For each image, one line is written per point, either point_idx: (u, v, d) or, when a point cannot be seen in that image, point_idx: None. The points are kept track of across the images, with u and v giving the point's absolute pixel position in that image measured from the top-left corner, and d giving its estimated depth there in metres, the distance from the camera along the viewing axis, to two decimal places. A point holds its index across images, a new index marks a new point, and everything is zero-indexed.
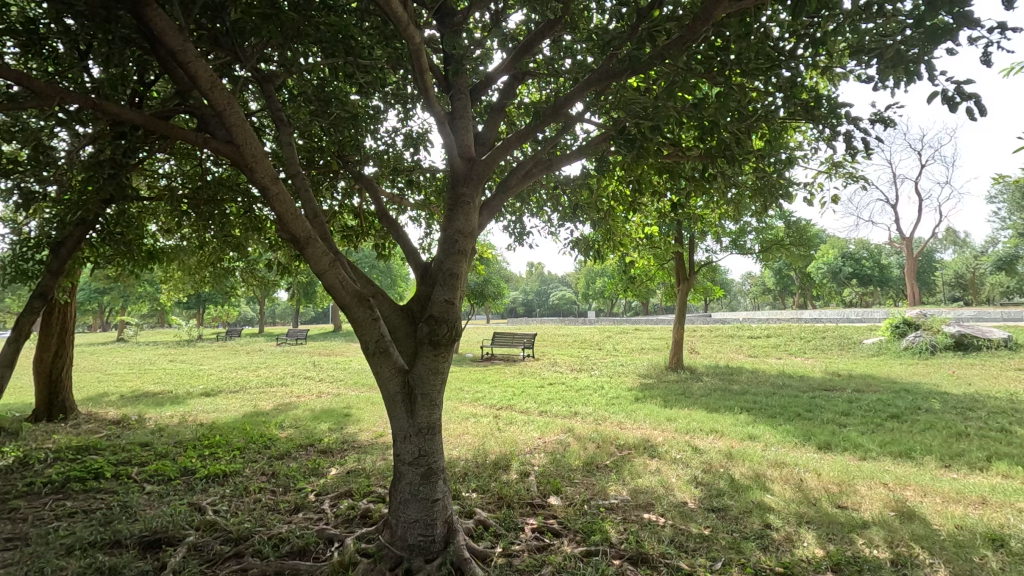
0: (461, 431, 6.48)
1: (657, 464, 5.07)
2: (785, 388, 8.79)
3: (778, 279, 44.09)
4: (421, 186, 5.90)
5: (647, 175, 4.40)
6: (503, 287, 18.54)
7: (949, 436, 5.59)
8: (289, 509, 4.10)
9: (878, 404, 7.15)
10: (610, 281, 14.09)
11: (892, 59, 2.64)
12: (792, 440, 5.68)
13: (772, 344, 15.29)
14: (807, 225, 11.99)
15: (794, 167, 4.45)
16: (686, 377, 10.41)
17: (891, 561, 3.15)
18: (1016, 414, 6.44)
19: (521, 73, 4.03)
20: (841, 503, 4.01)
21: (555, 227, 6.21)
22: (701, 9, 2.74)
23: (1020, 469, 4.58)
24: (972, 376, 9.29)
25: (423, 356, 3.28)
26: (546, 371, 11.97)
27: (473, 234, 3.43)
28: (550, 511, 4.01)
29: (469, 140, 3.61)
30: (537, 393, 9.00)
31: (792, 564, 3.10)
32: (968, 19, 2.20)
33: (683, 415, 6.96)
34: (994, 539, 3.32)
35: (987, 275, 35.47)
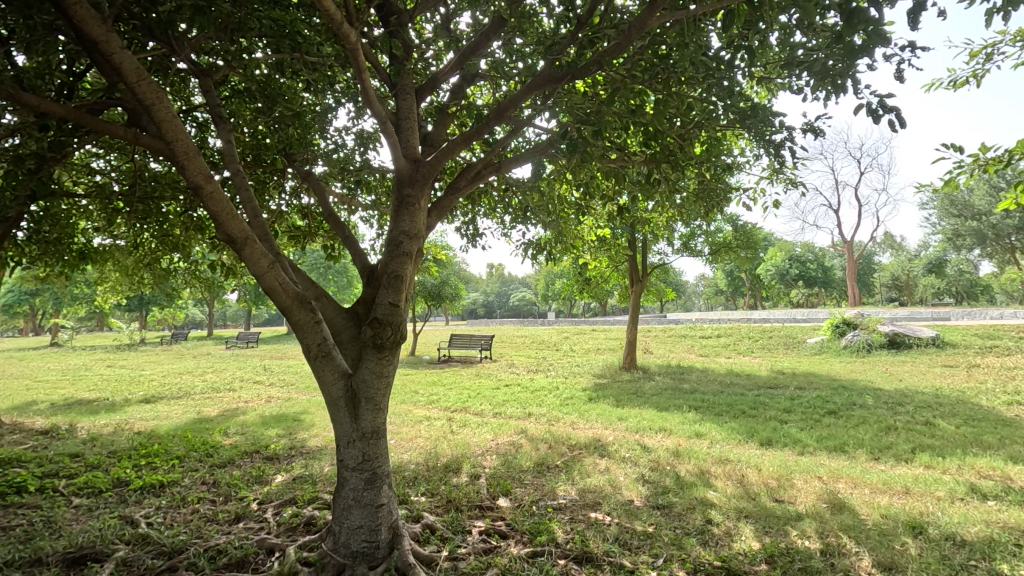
0: (413, 435, 6.41)
1: (607, 463, 5.13)
2: (733, 386, 9.05)
3: (730, 279, 45.56)
4: (371, 186, 5.83)
5: (596, 179, 4.47)
6: (460, 288, 18.39)
7: (880, 430, 5.90)
8: (229, 519, 3.96)
9: (817, 401, 7.48)
10: (566, 282, 14.22)
11: (821, 72, 2.80)
12: (736, 437, 5.85)
13: (721, 344, 15.81)
14: (754, 229, 12.44)
15: (738, 173, 4.61)
16: (639, 377, 10.63)
17: (821, 551, 3.29)
18: (939, 408, 6.85)
19: (471, 75, 4.01)
20: (779, 496, 4.17)
21: (508, 229, 6.22)
22: (636, 18, 2.81)
23: (941, 460, 4.87)
24: (903, 372, 9.84)
25: (368, 358, 3.24)
26: (502, 373, 12.01)
27: (419, 234, 3.39)
28: (499, 513, 4.01)
29: (416, 141, 3.58)
30: (493, 395, 9.02)
31: (729, 559, 3.20)
32: (882, 38, 2.36)
33: (634, 415, 7.08)
34: (914, 526, 3.52)
35: (919, 276, 37.73)
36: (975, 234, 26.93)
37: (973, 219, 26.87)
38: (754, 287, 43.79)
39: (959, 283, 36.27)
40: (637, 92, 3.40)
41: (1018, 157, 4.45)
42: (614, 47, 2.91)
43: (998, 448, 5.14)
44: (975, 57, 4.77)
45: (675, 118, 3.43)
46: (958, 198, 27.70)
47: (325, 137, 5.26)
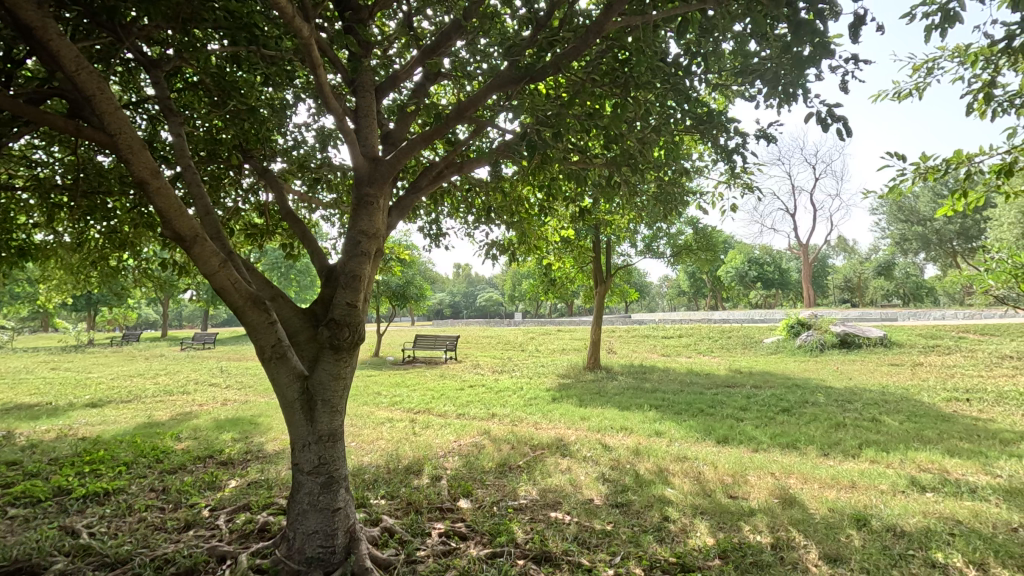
0: (375, 437, 6.32)
1: (568, 463, 5.18)
2: (692, 385, 9.24)
3: (691, 280, 46.60)
4: (331, 184, 5.71)
5: (558, 181, 4.51)
6: (425, 288, 18.24)
7: (830, 426, 6.13)
8: (178, 527, 3.82)
9: (771, 399, 7.72)
10: (532, 283, 14.27)
11: (773, 80, 2.90)
12: (694, 435, 5.99)
13: (682, 344, 16.13)
14: (714, 232, 12.76)
15: (695, 176, 4.73)
16: (602, 376, 10.76)
17: (771, 545, 3.40)
18: (885, 405, 7.17)
19: (434, 74, 3.98)
20: (733, 493, 4.29)
21: (471, 229, 6.19)
22: (593, 21, 2.85)
23: (885, 454, 5.10)
24: (853, 371, 10.27)
25: (325, 360, 3.18)
26: (467, 373, 11.98)
27: (379, 233, 3.35)
28: (459, 514, 4.00)
29: (375, 139, 3.53)
30: (457, 396, 8.97)
31: (684, 555, 3.26)
32: (827, 50, 2.46)
33: (597, 414, 7.15)
34: (859, 519, 3.66)
35: (869, 278, 39.40)
36: (921, 239, 28.43)
37: (919, 225, 28.30)
38: (715, 288, 44.86)
39: (906, 285, 38.05)
40: (597, 95, 3.45)
41: (955, 166, 4.72)
42: (572, 51, 2.94)
43: (937, 443, 5.42)
44: (918, 71, 4.99)
45: (634, 122, 3.49)
46: (905, 204, 29.03)
47: (285, 133, 5.12)
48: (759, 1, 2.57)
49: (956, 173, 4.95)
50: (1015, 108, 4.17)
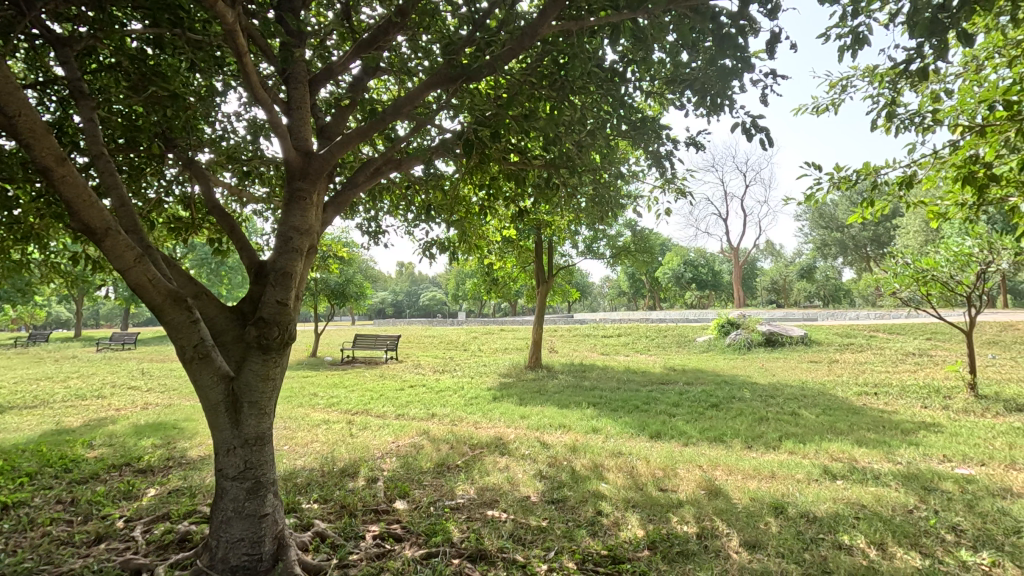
0: (309, 439, 6.13)
1: (506, 461, 5.23)
2: (629, 383, 9.53)
3: (631, 280, 47.98)
4: (264, 178, 5.47)
5: (498, 180, 4.53)
6: (365, 287, 17.84)
7: (753, 421, 6.48)
8: (88, 541, 3.55)
9: (701, 395, 8.08)
10: (474, 282, 14.23)
11: (703, 91, 3.05)
12: (629, 431, 6.17)
13: (621, 343, 16.57)
14: (651, 234, 13.19)
15: (632, 180, 4.88)
16: (543, 375, 10.92)
17: (697, 534, 3.56)
18: (804, 399, 7.67)
19: (372, 68, 3.89)
20: (664, 486, 4.45)
21: (410, 227, 6.11)
22: (528, 24, 2.89)
23: (802, 446, 5.45)
24: (776, 368, 10.90)
25: (252, 361, 3.05)
26: (408, 373, 11.83)
27: (312, 230, 3.26)
28: (395, 516, 3.94)
29: (308, 133, 3.43)
30: (396, 396, 8.84)
31: (615, 547, 3.36)
32: (747, 64, 2.62)
33: (536, 413, 7.23)
34: (776, 507, 3.89)
35: (793, 280, 41.98)
36: (839, 245, 30.66)
37: (837, 231, 30.44)
38: (653, 288, 46.41)
39: (825, 287, 40.76)
40: (534, 99, 3.50)
41: (864, 177, 5.11)
42: (507, 52, 2.96)
43: (847, 434, 5.85)
44: (833, 88, 5.36)
45: (570, 125, 3.56)
46: (825, 211, 31.09)
47: (212, 122, 4.86)
48: (688, 15, 2.69)
49: (864, 184, 5.37)
50: (914, 125, 4.58)
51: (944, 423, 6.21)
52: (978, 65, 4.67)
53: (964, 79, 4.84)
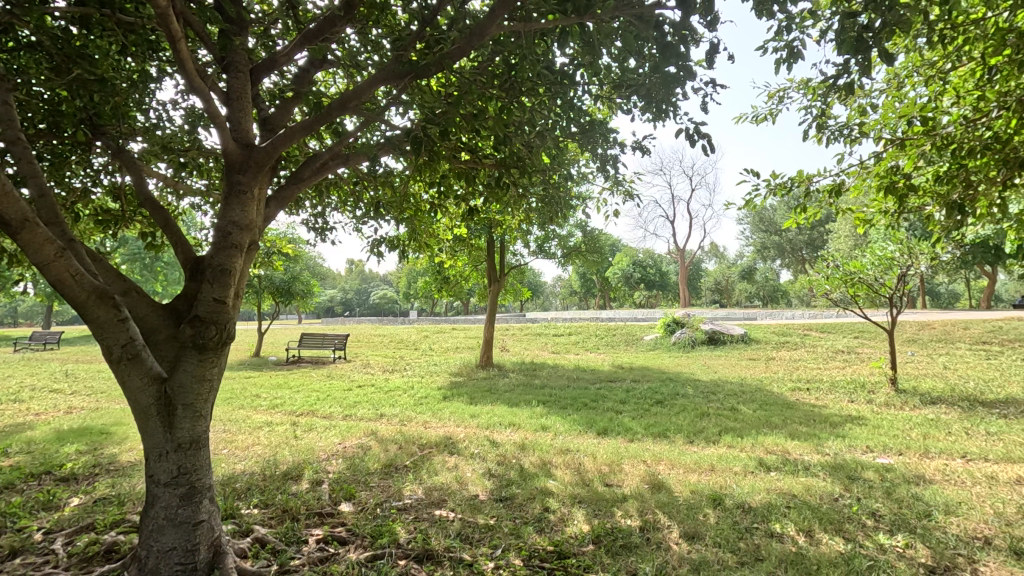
0: (250, 442, 5.90)
1: (456, 460, 5.21)
2: (579, 381, 9.69)
3: (582, 279, 48.75)
4: (202, 170, 5.23)
5: (449, 178, 4.51)
6: (313, 284, 17.34)
7: (695, 416, 6.73)
8: (1, 556, 3.30)
9: (647, 392, 8.31)
10: (426, 281, 14.09)
11: (650, 98, 3.15)
12: (577, 428, 6.27)
13: (571, 342, 16.81)
14: (601, 235, 13.44)
15: (582, 181, 4.98)
16: (494, 374, 10.94)
17: (640, 527, 3.66)
18: (743, 395, 8.01)
19: (318, 60, 3.79)
20: (609, 481, 4.56)
21: (359, 224, 6.00)
22: (476, 24, 2.89)
23: (739, 439, 5.70)
24: (718, 365, 11.34)
25: (187, 361, 2.91)
26: (357, 373, 11.59)
27: (253, 225, 3.15)
28: (339, 518, 3.86)
29: (248, 126, 3.30)
30: (344, 396, 8.66)
31: (561, 543, 3.41)
32: (689, 73, 2.72)
33: (486, 411, 7.24)
34: (714, 499, 4.06)
35: (735, 281, 43.81)
36: (778, 248, 32.23)
37: (776, 234, 31.96)
38: (603, 288, 47.33)
39: (764, 288, 42.74)
40: (485, 98, 3.51)
41: (798, 184, 5.39)
42: (454, 51, 2.95)
43: (781, 427, 6.16)
44: (771, 98, 5.62)
45: (519, 126, 3.60)
46: (765, 215, 32.57)
47: (145, 109, 4.59)
48: (633, 23, 2.76)
49: (798, 191, 5.67)
50: (843, 137, 4.87)
51: (868, 416, 6.64)
52: (899, 82, 5.00)
53: (887, 95, 5.18)
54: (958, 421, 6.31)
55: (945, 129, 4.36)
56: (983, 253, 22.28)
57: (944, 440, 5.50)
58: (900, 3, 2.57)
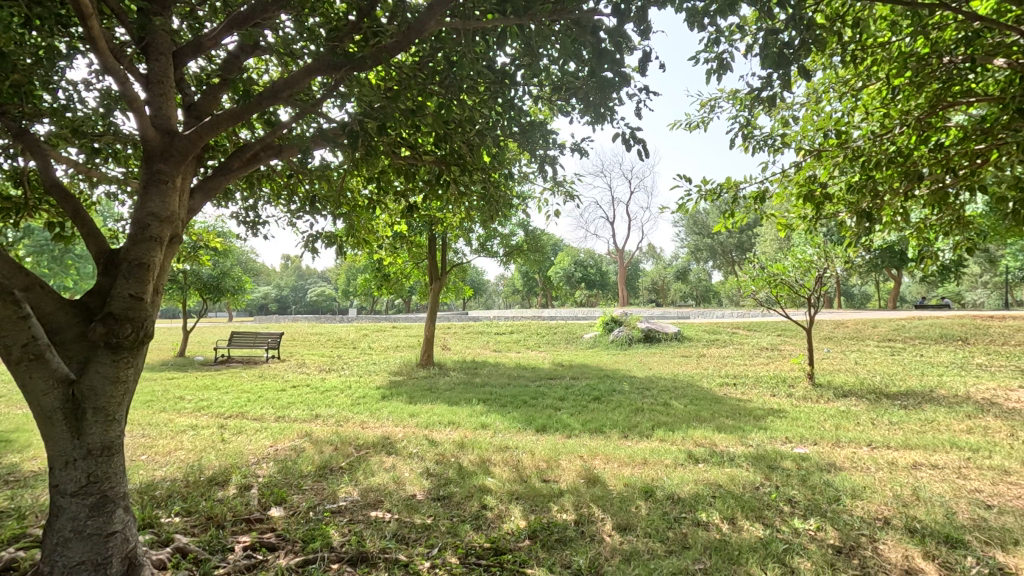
0: (172, 447, 5.56)
1: (393, 460, 5.13)
2: (519, 379, 9.79)
3: (524, 278, 49.19)
4: (119, 157, 4.89)
5: (388, 174, 4.43)
6: (244, 280, 16.57)
7: (630, 411, 6.95)
8: None
9: (586, 389, 8.49)
10: (365, 278, 13.77)
11: (589, 102, 3.22)
12: (516, 425, 6.33)
13: (513, 340, 16.92)
14: (542, 235, 13.61)
15: (524, 181, 5.02)
16: (435, 373, 10.86)
17: (575, 521, 3.74)
18: (675, 390, 8.35)
19: (249, 47, 3.63)
20: (546, 476, 4.64)
21: (293, 218, 5.78)
22: (415, 19, 2.85)
23: (671, 433, 5.94)
24: (654, 362, 11.76)
25: (99, 362, 2.71)
26: (291, 373, 11.18)
27: (175, 217, 2.98)
28: (269, 524, 3.71)
29: (171, 112, 3.11)
30: (276, 397, 8.33)
31: (498, 539, 3.44)
32: (624, 79, 2.81)
33: (426, 410, 7.18)
34: (646, 491, 4.21)
35: (670, 281, 45.54)
36: (710, 250, 33.80)
37: (708, 237, 33.48)
38: (545, 287, 47.94)
39: (697, 288, 44.69)
40: (424, 94, 3.47)
41: (727, 189, 5.67)
42: (391, 46, 2.90)
43: (710, 421, 6.46)
44: (704, 106, 5.87)
45: (460, 124, 3.59)
46: (699, 219, 34.04)
47: (53, 89, 4.23)
48: (572, 28, 2.82)
49: (727, 197, 5.96)
50: (768, 146, 5.15)
51: (787, 409, 7.08)
52: (817, 97, 5.33)
53: (806, 108, 5.53)
54: (865, 412, 6.85)
55: (856, 143, 4.71)
56: (889, 258, 24.26)
57: (853, 430, 5.95)
58: (815, 24, 2.75)
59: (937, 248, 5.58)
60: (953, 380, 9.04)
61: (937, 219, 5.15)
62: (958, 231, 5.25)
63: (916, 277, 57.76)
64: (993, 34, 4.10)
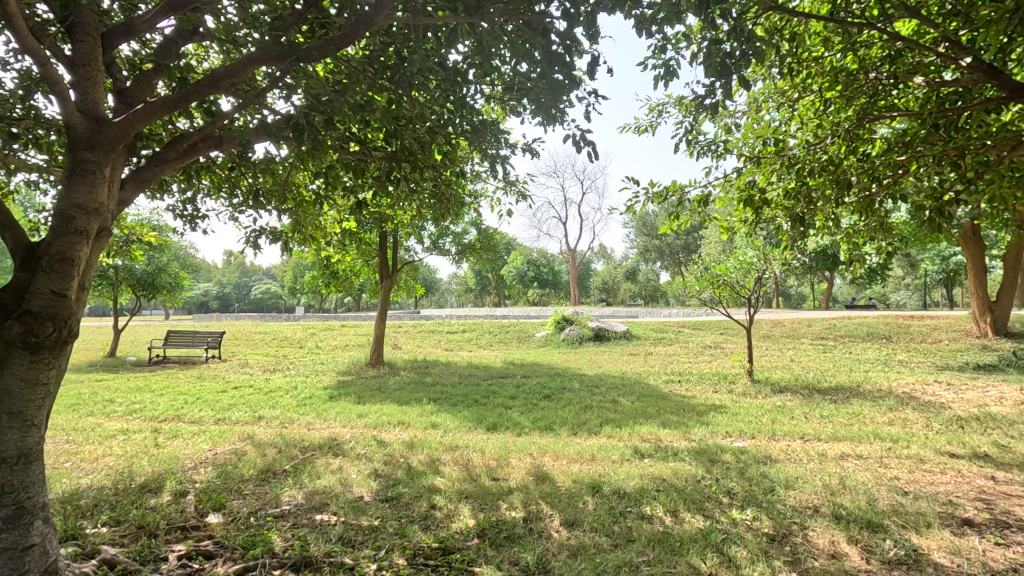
0: (99, 453, 5.24)
1: (340, 462, 5.02)
2: (470, 377, 9.77)
3: (477, 277, 49.12)
4: (40, 142, 4.55)
5: (336, 169, 4.32)
6: (182, 276, 15.78)
7: (580, 409, 7.07)
8: None
9: (537, 387, 8.57)
10: (312, 275, 13.38)
11: (540, 103, 3.25)
12: (467, 424, 6.32)
13: (465, 339, 16.86)
14: (495, 233, 13.62)
15: (477, 179, 5.01)
16: (385, 372, 10.69)
17: (524, 518, 3.77)
18: (624, 388, 8.55)
19: (187, 32, 3.45)
20: (496, 475, 4.66)
21: (235, 212, 5.55)
22: (364, 12, 2.80)
23: (618, 430, 6.08)
24: (603, 360, 12.00)
25: (14, 364, 2.52)
26: (233, 373, 10.75)
27: (104, 209, 2.80)
28: (206, 531, 3.56)
29: (99, 97, 2.92)
30: (216, 399, 7.99)
31: (446, 539, 3.42)
32: (574, 82, 2.84)
33: (375, 411, 7.06)
34: (593, 487, 4.29)
35: (620, 280, 46.57)
36: (657, 251, 34.80)
37: (656, 238, 34.42)
38: (498, 286, 48.01)
39: (646, 287, 45.90)
40: (374, 89, 3.41)
41: (673, 192, 5.84)
42: (338, 38, 2.84)
43: (655, 417, 6.66)
44: (652, 111, 6.02)
45: (411, 120, 3.54)
46: (648, 220, 34.93)
47: None
48: (523, 29, 2.84)
49: (674, 200, 6.14)
50: (711, 152, 5.35)
51: (728, 405, 7.39)
52: (758, 106, 5.57)
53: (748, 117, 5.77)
54: (799, 406, 7.23)
55: (792, 151, 4.95)
56: (822, 260, 25.66)
57: (787, 424, 6.27)
58: (754, 36, 2.88)
59: (864, 252, 5.95)
60: (877, 376, 9.67)
61: (864, 224, 5.49)
62: (882, 237, 5.61)
63: (847, 279, 61.34)
64: (914, 53, 4.40)
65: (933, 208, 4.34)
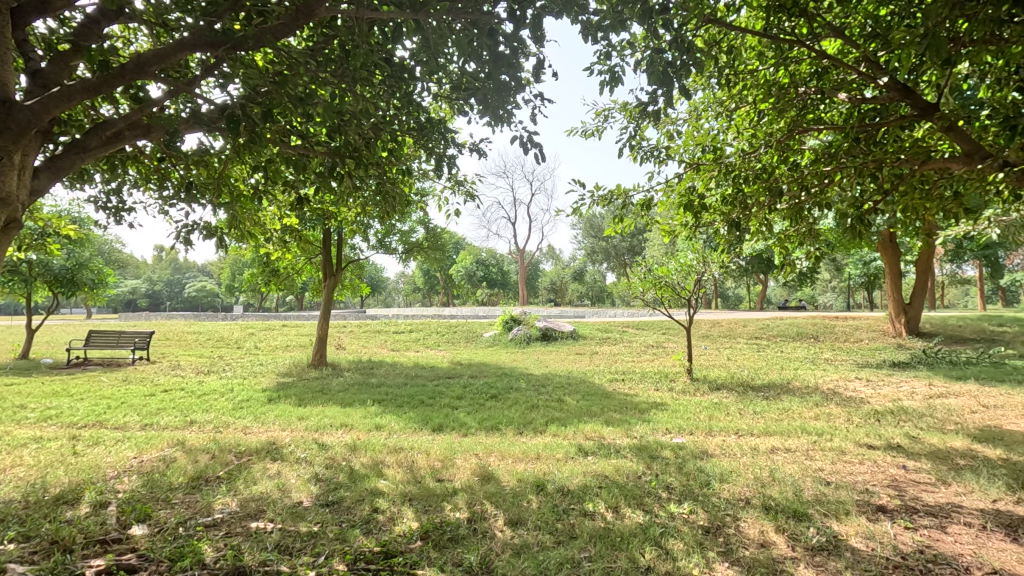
0: (8, 464, 4.82)
1: (278, 466, 4.85)
2: (417, 378, 9.65)
3: (426, 276, 48.61)
4: None
5: (275, 164, 4.16)
6: (105, 273, 14.76)
7: (526, 408, 7.12)
8: None
9: (483, 387, 8.55)
10: (251, 273, 12.83)
11: (487, 104, 3.26)
12: (412, 425, 6.24)
13: (412, 339, 16.65)
14: (443, 233, 13.50)
15: (423, 178, 4.95)
16: (328, 373, 10.41)
17: (468, 519, 3.76)
18: (569, 387, 8.68)
19: (113, 12, 3.24)
20: (440, 476, 4.62)
21: (166, 204, 5.24)
22: (303, 2, 2.72)
23: (563, 428, 6.16)
24: (550, 359, 12.13)
25: None
26: (162, 375, 10.17)
27: (10, 199, 2.64)
28: (129, 544, 3.34)
29: (8, 78, 2.71)
30: (143, 403, 7.53)
31: (388, 542, 3.37)
32: (520, 83, 2.88)
33: (316, 413, 6.85)
34: (538, 485, 4.34)
35: (568, 281, 47.27)
36: (603, 253, 35.56)
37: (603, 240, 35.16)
38: (446, 286, 47.70)
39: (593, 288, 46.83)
40: (316, 82, 3.31)
41: (618, 196, 5.97)
42: (276, 28, 2.75)
43: (599, 415, 6.79)
44: (598, 115, 6.12)
45: (356, 116, 3.46)
46: (595, 222, 35.59)
47: None
48: (471, 29, 2.85)
49: (619, 203, 6.29)
50: (654, 157, 5.51)
51: (668, 402, 7.63)
52: (698, 114, 5.79)
53: (688, 124, 5.97)
54: (733, 403, 7.57)
55: (729, 159, 5.17)
56: (758, 264, 26.97)
57: (723, 420, 6.55)
58: (694, 47, 3.02)
59: (794, 257, 6.28)
60: (805, 373, 10.25)
61: (794, 230, 5.80)
62: (810, 242, 5.95)
63: (779, 281, 64.71)
64: (838, 71, 4.69)
65: (855, 216, 4.65)
